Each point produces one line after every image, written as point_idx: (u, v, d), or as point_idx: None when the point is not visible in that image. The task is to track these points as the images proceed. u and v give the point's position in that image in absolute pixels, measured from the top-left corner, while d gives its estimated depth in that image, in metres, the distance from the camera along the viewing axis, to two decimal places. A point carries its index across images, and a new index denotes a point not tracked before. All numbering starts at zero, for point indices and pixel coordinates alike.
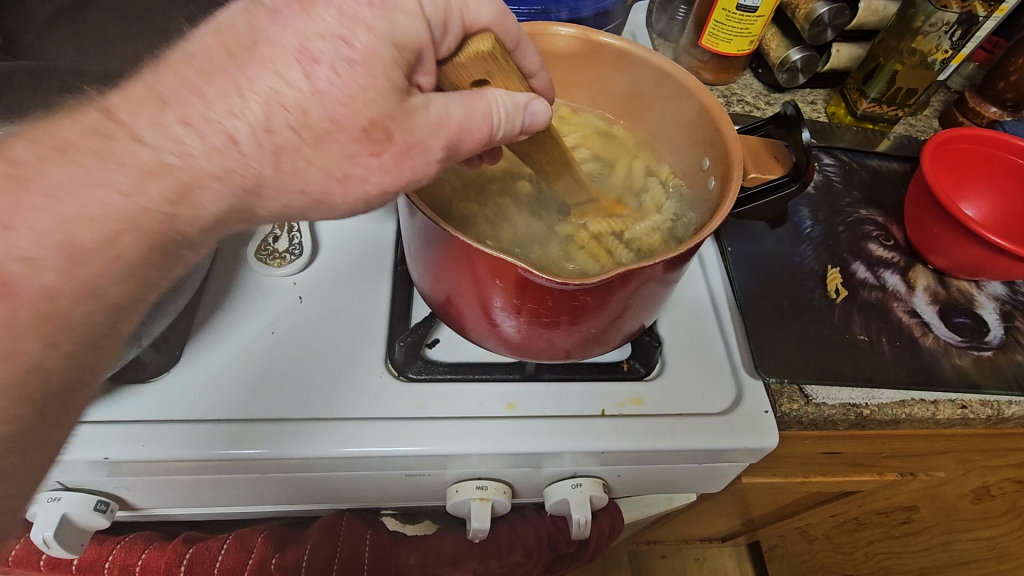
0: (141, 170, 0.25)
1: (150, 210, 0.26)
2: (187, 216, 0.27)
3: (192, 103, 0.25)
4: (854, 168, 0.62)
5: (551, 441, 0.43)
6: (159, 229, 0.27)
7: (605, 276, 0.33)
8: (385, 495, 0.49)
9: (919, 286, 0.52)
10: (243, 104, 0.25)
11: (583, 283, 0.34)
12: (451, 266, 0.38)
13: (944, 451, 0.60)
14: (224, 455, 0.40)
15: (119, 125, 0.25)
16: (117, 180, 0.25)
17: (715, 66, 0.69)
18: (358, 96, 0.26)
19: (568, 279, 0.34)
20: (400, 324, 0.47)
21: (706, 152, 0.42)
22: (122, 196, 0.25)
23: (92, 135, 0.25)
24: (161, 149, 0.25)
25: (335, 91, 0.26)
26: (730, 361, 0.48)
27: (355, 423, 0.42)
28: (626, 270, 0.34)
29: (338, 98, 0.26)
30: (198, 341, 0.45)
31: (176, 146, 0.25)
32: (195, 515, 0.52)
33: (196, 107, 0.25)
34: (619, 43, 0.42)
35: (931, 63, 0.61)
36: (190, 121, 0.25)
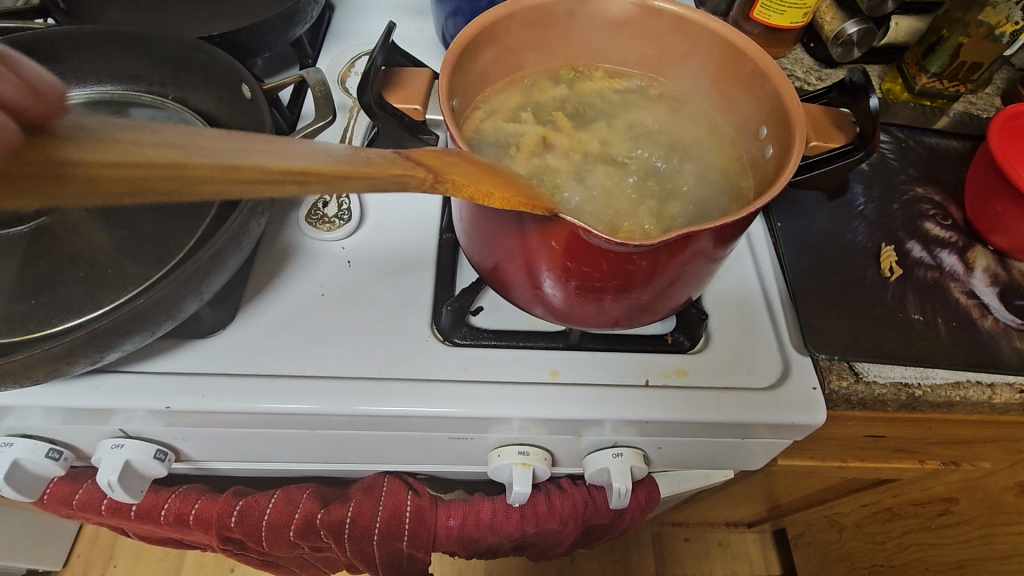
0: None
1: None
2: None
3: None
4: (910, 145, 0.59)
5: (595, 408, 0.43)
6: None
7: (663, 239, 0.33)
8: (426, 457, 0.50)
9: (978, 267, 0.51)
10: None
11: (639, 245, 0.33)
12: (503, 228, 0.38)
13: (993, 439, 0.59)
14: (279, 410, 0.42)
15: None
16: None
17: (766, 40, 0.67)
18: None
19: (624, 242, 0.34)
20: (446, 290, 0.48)
21: (763, 119, 0.41)
22: None
23: None
24: None
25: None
26: (777, 337, 0.47)
27: (403, 384, 0.43)
28: (684, 234, 0.34)
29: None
30: (251, 299, 0.46)
31: None
32: (242, 472, 0.54)
33: None
34: (675, 7, 0.42)
35: (998, 36, 0.58)
36: None
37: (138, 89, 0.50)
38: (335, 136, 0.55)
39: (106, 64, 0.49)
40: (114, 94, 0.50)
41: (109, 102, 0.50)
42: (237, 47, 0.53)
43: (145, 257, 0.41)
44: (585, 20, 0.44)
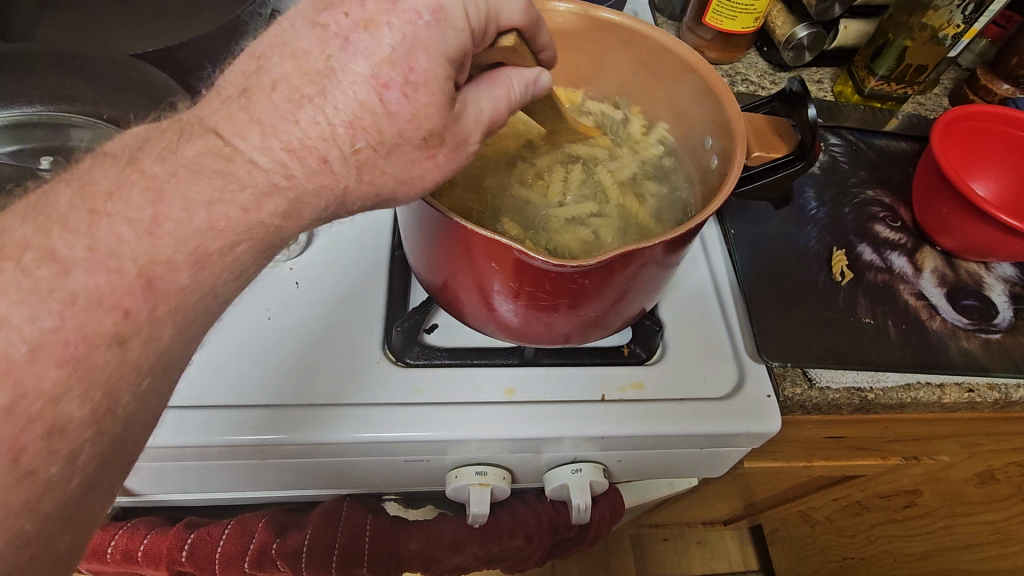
0: (258, 191, 0.27)
1: (266, 222, 0.28)
2: (292, 228, 0.29)
3: (284, 126, 0.27)
4: (861, 147, 0.60)
5: (550, 426, 0.43)
6: (267, 235, 0.28)
7: (603, 259, 0.33)
8: (384, 480, 0.49)
9: (926, 268, 0.51)
10: (330, 128, 0.27)
11: (579, 266, 0.33)
12: (447, 249, 0.37)
13: (949, 435, 0.60)
14: (224, 442, 0.40)
15: (231, 148, 0.27)
16: (237, 197, 0.27)
17: (719, 46, 0.67)
18: (420, 113, 0.28)
19: (565, 262, 0.33)
20: (398, 309, 0.47)
21: (709, 130, 0.41)
22: (242, 212, 0.27)
23: (204, 155, 0.26)
24: (267, 170, 0.27)
25: (403, 112, 0.28)
26: (732, 345, 0.47)
27: (354, 408, 0.42)
28: (625, 253, 0.33)
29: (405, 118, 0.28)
30: None
31: (276, 165, 0.27)
32: (197, 502, 0.52)
33: (289, 130, 0.27)
34: (619, 18, 0.41)
35: (942, 39, 0.59)
36: (288, 143, 0.27)
37: (68, 109, 0.48)
38: None
39: (35, 83, 0.47)
40: (43, 116, 0.47)
41: (38, 124, 0.47)
42: (174, 63, 0.52)
43: None
44: None
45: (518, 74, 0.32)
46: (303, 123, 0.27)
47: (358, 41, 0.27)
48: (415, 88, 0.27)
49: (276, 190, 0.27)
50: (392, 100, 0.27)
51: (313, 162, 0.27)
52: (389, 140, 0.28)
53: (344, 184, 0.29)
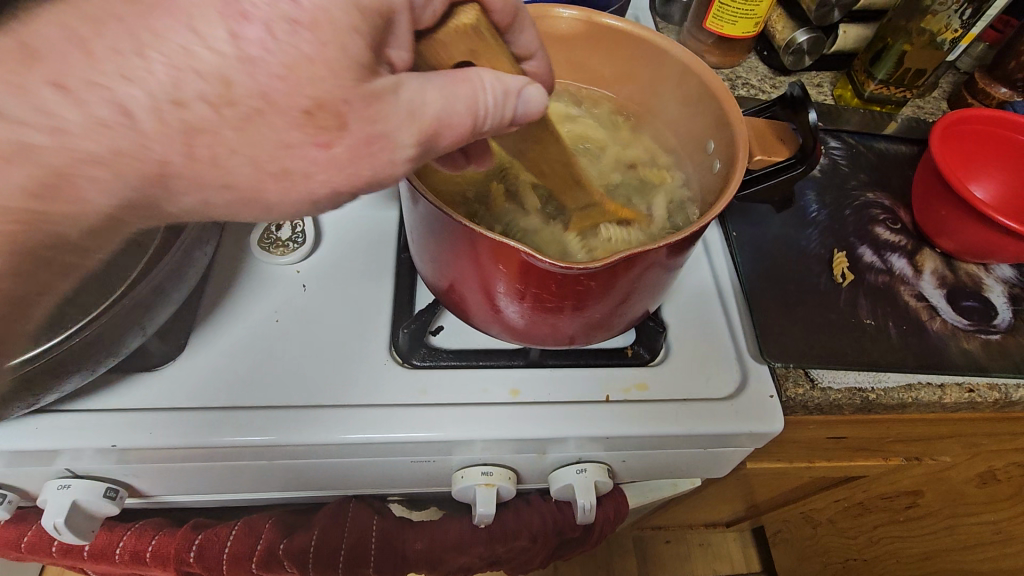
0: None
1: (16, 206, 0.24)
2: (57, 211, 0.26)
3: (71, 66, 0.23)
4: (860, 150, 0.61)
5: (555, 427, 0.43)
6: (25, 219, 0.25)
7: (608, 261, 0.33)
8: (390, 480, 0.49)
9: (926, 269, 0.52)
10: (141, 64, 0.23)
11: (585, 268, 0.34)
12: (454, 252, 0.38)
13: (950, 435, 0.60)
14: (234, 442, 0.41)
15: None
16: None
17: (720, 50, 0.68)
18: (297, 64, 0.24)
19: (571, 264, 0.34)
20: (404, 311, 0.48)
21: (710, 134, 0.41)
22: None
23: None
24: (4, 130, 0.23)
25: (270, 61, 0.24)
26: (735, 346, 0.48)
27: (362, 409, 0.43)
28: (629, 255, 0.34)
29: (274, 70, 0.24)
30: (202, 328, 0.45)
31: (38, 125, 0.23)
32: (204, 503, 0.53)
33: (71, 72, 0.23)
34: (621, 24, 0.42)
35: (940, 43, 0.59)
36: (62, 82, 0.23)
37: None
38: None
39: None
40: None
41: None
42: None
43: (89, 289, 0.40)
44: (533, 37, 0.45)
45: (489, 74, 0.29)
46: (97, 59, 0.23)
47: None
48: (294, 27, 0.24)
49: (21, 151, 0.23)
50: (251, 38, 0.23)
51: (102, 112, 0.23)
52: (249, 100, 0.24)
53: (155, 158, 0.25)
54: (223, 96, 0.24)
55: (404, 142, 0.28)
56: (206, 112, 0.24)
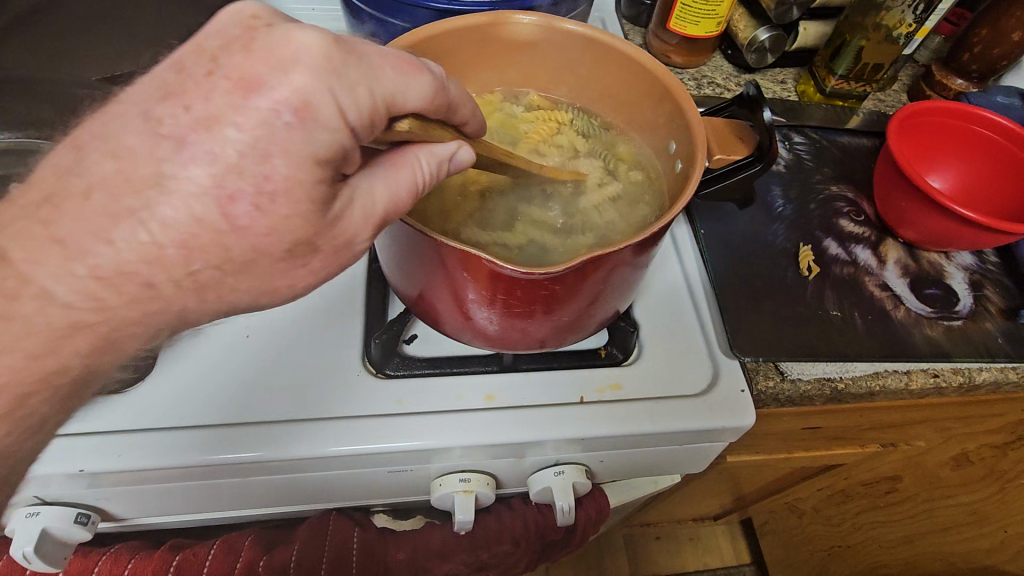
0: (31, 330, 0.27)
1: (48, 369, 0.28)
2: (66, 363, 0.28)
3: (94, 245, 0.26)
4: (824, 145, 0.62)
5: (530, 431, 0.43)
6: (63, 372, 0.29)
7: (569, 265, 0.34)
8: (370, 492, 0.49)
9: (890, 259, 0.53)
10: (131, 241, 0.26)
11: (547, 272, 0.34)
12: (420, 260, 0.38)
13: (921, 420, 0.62)
14: (206, 461, 0.41)
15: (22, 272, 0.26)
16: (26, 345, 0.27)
17: (684, 50, 0.69)
18: (279, 225, 0.27)
19: (534, 269, 0.34)
20: (377, 320, 0.47)
21: (672, 136, 0.42)
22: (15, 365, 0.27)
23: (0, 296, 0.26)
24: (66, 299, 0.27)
25: (257, 226, 0.27)
26: (706, 343, 0.48)
27: (336, 421, 0.42)
28: (591, 258, 0.34)
29: (259, 232, 0.27)
30: (170, 347, 0.45)
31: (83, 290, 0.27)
32: (183, 523, 0.52)
33: (98, 250, 0.26)
34: (581, 28, 0.42)
35: (896, 38, 0.61)
36: (96, 267, 0.26)
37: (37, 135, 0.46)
38: None
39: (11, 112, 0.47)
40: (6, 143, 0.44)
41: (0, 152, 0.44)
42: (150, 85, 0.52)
43: None
44: (493, 43, 0.45)
45: (424, 154, 0.31)
46: (118, 243, 0.26)
47: (195, 142, 0.25)
48: (273, 199, 0.26)
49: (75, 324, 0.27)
50: (241, 214, 0.26)
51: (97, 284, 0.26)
52: (241, 256, 0.28)
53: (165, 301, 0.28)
54: (224, 256, 0.27)
55: (360, 231, 0.31)
56: (214, 273, 0.28)
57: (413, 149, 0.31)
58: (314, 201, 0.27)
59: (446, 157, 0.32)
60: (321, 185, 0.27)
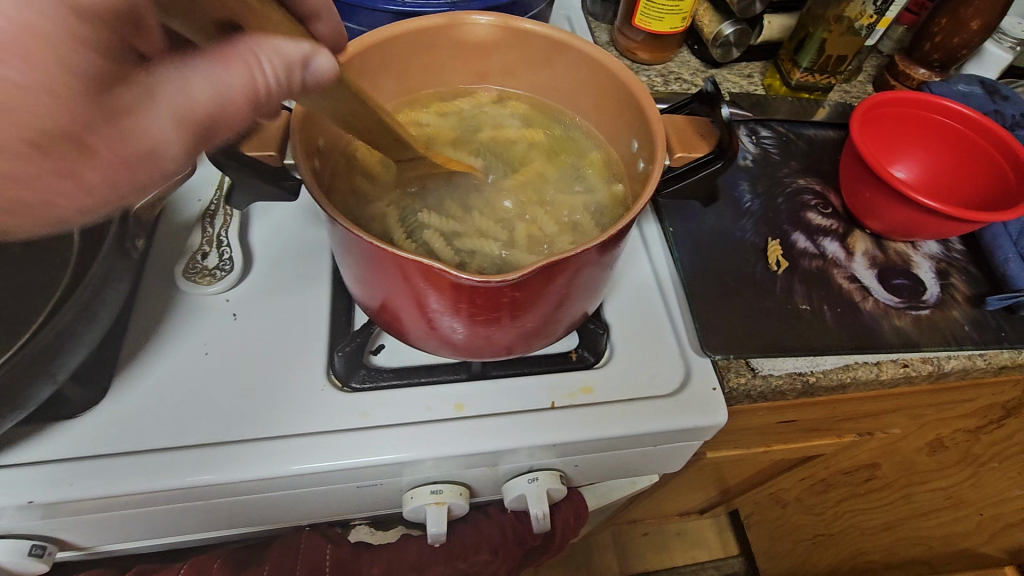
0: None
1: None
2: None
3: None
4: (791, 139, 0.62)
5: (501, 439, 0.43)
6: None
7: (525, 271, 0.33)
8: (341, 507, 0.48)
9: (857, 251, 0.53)
10: None
11: (503, 279, 0.33)
12: (377, 271, 0.37)
13: (895, 409, 0.62)
14: (164, 486, 0.39)
15: None
16: None
17: (651, 47, 0.68)
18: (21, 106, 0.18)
19: (489, 277, 0.33)
20: (341, 332, 0.46)
21: (633, 134, 0.41)
22: None
23: None
24: None
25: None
26: (678, 342, 0.48)
27: (301, 438, 0.41)
28: (548, 263, 0.34)
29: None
30: (123, 368, 0.43)
31: None
32: (149, 547, 0.51)
33: None
34: (539, 28, 0.42)
35: (858, 29, 0.61)
36: None
37: None
38: (213, 181, 0.53)
39: None
40: None
41: None
42: None
43: None
44: (449, 44, 0.44)
45: (263, 48, 0.23)
46: None
47: None
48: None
49: None
50: None
51: None
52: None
53: None
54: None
55: (167, 139, 0.22)
56: None
57: (248, 42, 0.23)
58: (75, 78, 0.18)
59: (300, 60, 0.25)
60: (93, 57, 0.19)
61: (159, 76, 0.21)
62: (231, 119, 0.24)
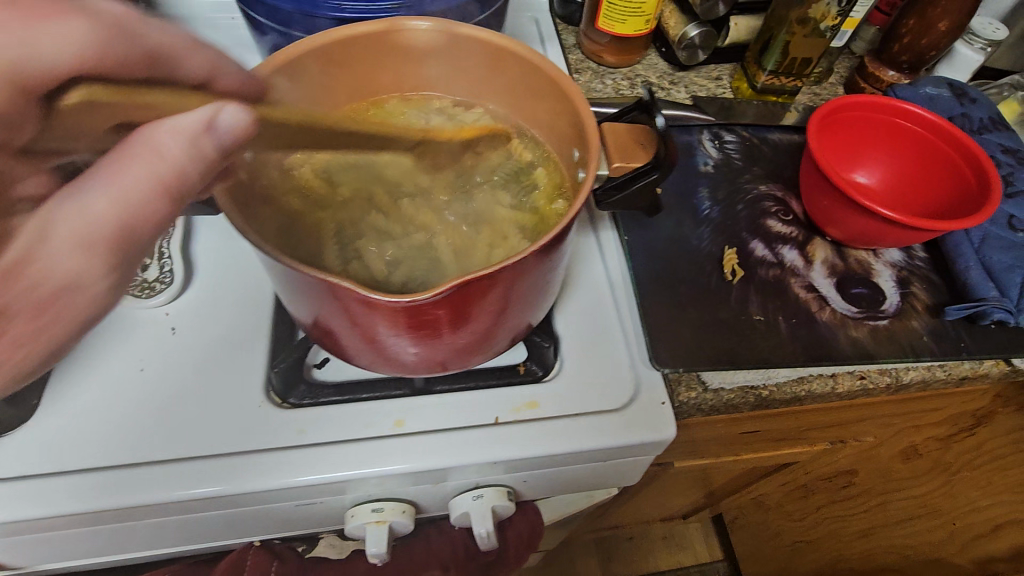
0: None
1: None
2: None
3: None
4: (754, 143, 0.61)
5: (442, 456, 0.42)
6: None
7: (438, 289, 0.32)
8: (287, 525, 0.47)
9: (817, 259, 0.52)
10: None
11: (416, 298, 0.32)
12: (297, 287, 0.36)
13: (863, 418, 0.61)
14: (93, 507, 0.38)
15: None
16: None
17: (616, 49, 0.67)
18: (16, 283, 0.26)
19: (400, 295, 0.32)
20: (283, 345, 0.45)
21: (574, 144, 0.40)
22: None
23: None
24: None
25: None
26: (631, 355, 0.46)
27: (235, 457, 0.40)
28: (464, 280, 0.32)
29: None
30: (57, 386, 0.42)
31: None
32: (95, 565, 0.50)
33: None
34: (477, 32, 0.40)
35: (822, 30, 0.60)
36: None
37: None
38: None
39: None
40: None
41: None
42: None
43: None
44: (389, 53, 0.43)
45: (158, 135, 0.28)
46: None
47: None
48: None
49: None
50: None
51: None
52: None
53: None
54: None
55: (86, 261, 0.28)
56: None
57: (144, 134, 0.28)
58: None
59: (203, 123, 0.29)
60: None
61: (63, 206, 0.27)
62: (156, 214, 0.29)
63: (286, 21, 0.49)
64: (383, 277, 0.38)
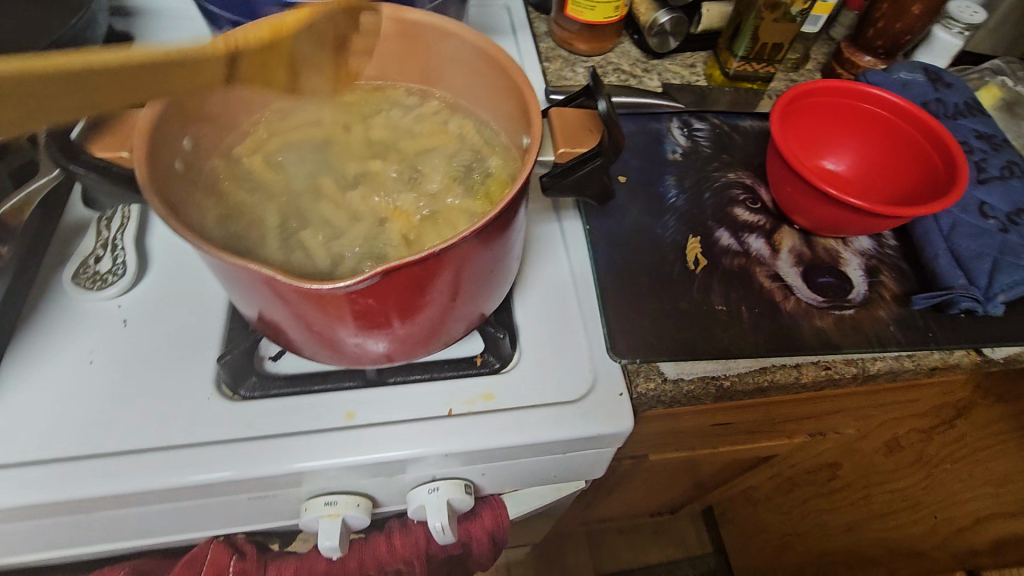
0: None
1: None
2: None
3: None
4: (725, 131, 0.60)
5: (392, 449, 0.41)
6: None
7: (361, 277, 0.30)
8: (242, 519, 0.47)
9: (784, 248, 0.51)
10: None
11: (339, 286, 0.31)
12: (231, 277, 0.35)
13: (838, 410, 0.60)
14: (33, 502, 0.38)
15: None
16: None
17: (587, 37, 0.66)
18: None
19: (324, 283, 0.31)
20: (235, 337, 0.45)
21: (523, 129, 0.39)
22: None
23: None
24: None
25: None
26: (589, 345, 0.45)
27: (180, 450, 0.40)
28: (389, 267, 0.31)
29: None
30: (3, 380, 0.42)
31: None
32: (52, 560, 0.49)
33: None
34: (426, 17, 0.40)
35: (792, 14, 0.58)
36: None
37: None
38: None
39: None
40: None
41: None
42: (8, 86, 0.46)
43: None
44: None
45: None
46: None
47: None
48: None
49: None
50: None
51: None
52: None
53: None
54: None
55: None
56: None
57: None
58: None
59: None
60: None
61: None
62: None
63: (240, 9, 0.48)
64: (325, 266, 0.37)
